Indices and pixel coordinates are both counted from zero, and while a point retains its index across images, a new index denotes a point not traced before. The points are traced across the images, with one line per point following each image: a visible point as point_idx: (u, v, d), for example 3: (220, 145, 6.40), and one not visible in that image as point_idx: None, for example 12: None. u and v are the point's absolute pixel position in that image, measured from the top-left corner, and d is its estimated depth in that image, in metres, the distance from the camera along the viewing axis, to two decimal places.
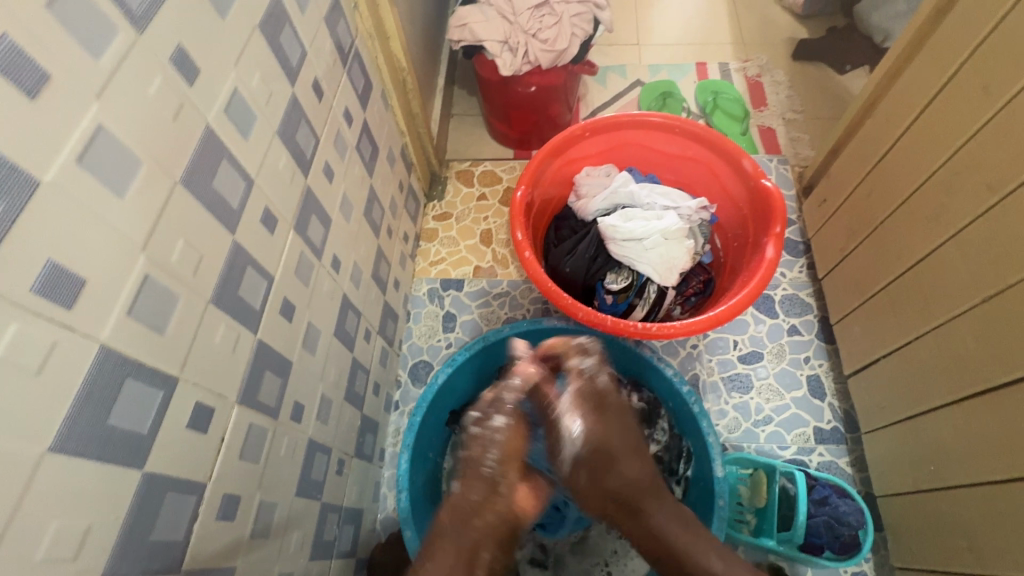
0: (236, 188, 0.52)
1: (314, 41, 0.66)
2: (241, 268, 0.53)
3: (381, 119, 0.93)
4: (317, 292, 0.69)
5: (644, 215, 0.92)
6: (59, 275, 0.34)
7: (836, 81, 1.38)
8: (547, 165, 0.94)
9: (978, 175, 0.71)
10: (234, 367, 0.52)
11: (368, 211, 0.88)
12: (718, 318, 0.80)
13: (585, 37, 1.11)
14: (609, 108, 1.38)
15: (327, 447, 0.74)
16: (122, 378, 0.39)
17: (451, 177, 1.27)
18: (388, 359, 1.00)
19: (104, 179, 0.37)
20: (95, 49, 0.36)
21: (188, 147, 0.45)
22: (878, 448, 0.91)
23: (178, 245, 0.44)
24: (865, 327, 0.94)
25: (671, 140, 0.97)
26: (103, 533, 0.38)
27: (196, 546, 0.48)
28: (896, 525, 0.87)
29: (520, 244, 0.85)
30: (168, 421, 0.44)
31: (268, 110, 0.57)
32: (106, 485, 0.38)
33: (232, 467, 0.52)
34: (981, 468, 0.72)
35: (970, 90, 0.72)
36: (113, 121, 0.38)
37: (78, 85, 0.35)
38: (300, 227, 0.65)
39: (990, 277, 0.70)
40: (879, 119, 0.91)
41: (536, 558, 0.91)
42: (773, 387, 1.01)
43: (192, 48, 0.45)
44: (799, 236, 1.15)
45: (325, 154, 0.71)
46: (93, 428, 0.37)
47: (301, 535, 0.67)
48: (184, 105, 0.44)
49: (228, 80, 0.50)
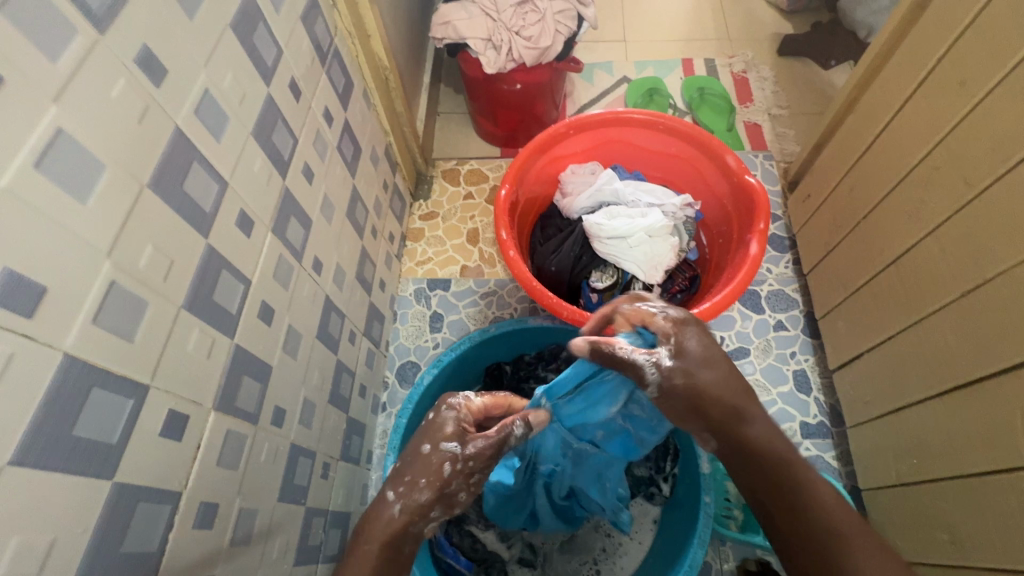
0: (208, 191, 0.51)
1: (290, 41, 0.65)
2: (216, 271, 0.52)
3: (363, 118, 0.91)
4: (297, 294, 0.69)
5: (629, 213, 0.92)
6: (17, 283, 0.33)
7: (820, 77, 1.39)
8: (532, 163, 0.94)
9: (955, 171, 0.72)
10: (209, 373, 0.51)
11: (351, 211, 0.87)
12: (704, 314, 0.80)
13: (569, 34, 1.10)
14: (596, 105, 1.38)
15: (310, 452, 0.74)
16: (89, 388, 0.38)
17: (437, 177, 1.26)
18: (374, 360, 0.99)
19: (62, 185, 0.36)
20: (50, 51, 0.35)
21: (155, 150, 0.44)
22: (862, 443, 0.92)
23: (147, 250, 0.43)
24: (849, 322, 0.95)
25: (656, 137, 0.96)
26: (69, 546, 0.37)
27: (171, 556, 0.47)
28: (880, 519, 0.88)
29: (504, 243, 0.85)
30: (139, 430, 0.43)
31: (241, 111, 0.56)
32: (72, 496, 0.37)
33: (209, 474, 0.52)
34: (963, 461, 0.73)
35: (945, 87, 0.73)
36: (74, 125, 0.37)
37: (34, 88, 0.34)
38: (278, 230, 0.64)
39: (969, 271, 0.71)
40: (859, 115, 0.92)
41: (524, 558, 0.89)
42: (760, 383, 1.01)
43: (158, 48, 0.44)
44: (784, 232, 1.15)
45: (304, 155, 0.70)
46: (57, 438, 0.36)
47: (284, 541, 0.66)
48: (150, 107, 0.43)
49: (198, 81, 0.49)
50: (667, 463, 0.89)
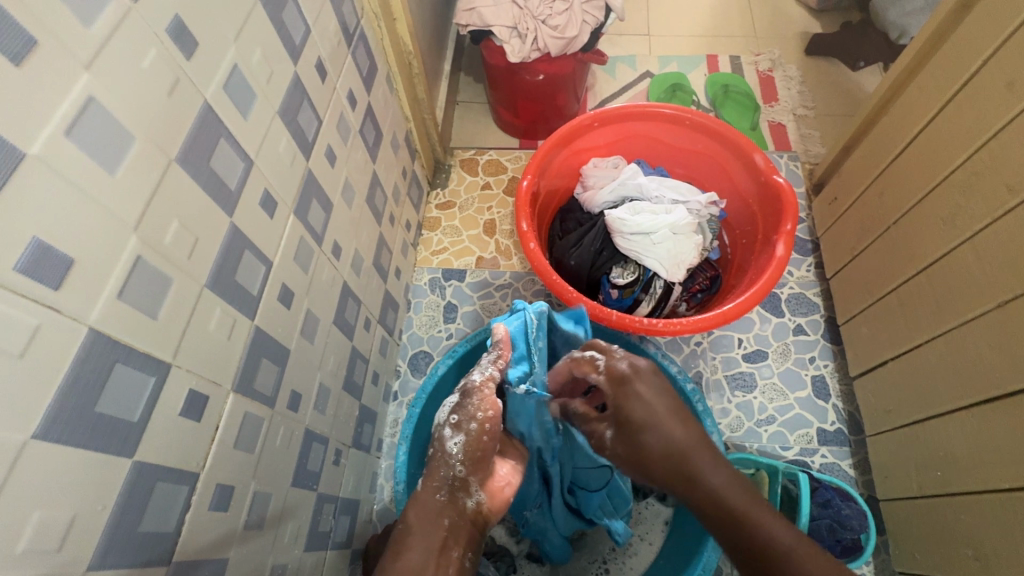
0: (234, 169, 0.50)
1: (318, 20, 0.64)
2: (238, 251, 0.51)
3: (385, 103, 0.90)
4: (316, 279, 0.68)
5: (652, 208, 0.90)
6: (44, 255, 0.33)
7: (849, 79, 1.35)
8: (554, 155, 0.92)
9: (998, 176, 0.69)
10: (229, 353, 0.50)
11: (371, 197, 0.86)
12: (727, 314, 0.78)
13: (596, 25, 1.08)
14: (617, 99, 1.36)
15: (324, 438, 0.73)
16: (112, 363, 0.38)
17: (455, 166, 1.25)
18: (388, 348, 0.98)
19: (92, 154, 0.35)
20: (85, 16, 0.34)
21: (183, 125, 0.43)
22: (882, 451, 0.90)
23: (172, 226, 0.42)
24: (873, 329, 0.93)
25: (680, 133, 0.95)
26: (88, 523, 0.37)
27: (187, 538, 0.46)
28: (898, 531, 0.87)
29: (525, 235, 0.83)
30: (160, 409, 0.42)
31: (268, 90, 0.54)
32: (92, 475, 0.37)
33: (226, 457, 0.51)
34: (989, 475, 0.71)
35: (991, 89, 0.70)
36: (104, 93, 0.36)
37: (66, 52, 0.33)
38: (300, 212, 0.63)
39: (1006, 281, 0.69)
40: (895, 116, 0.89)
41: (533, 553, 0.91)
42: (777, 387, 0.99)
43: (191, 19, 0.43)
44: (808, 234, 1.13)
45: (327, 137, 0.68)
46: (80, 414, 0.36)
47: (296, 526, 0.65)
48: (180, 80, 0.42)
49: (227, 56, 0.48)
50: None
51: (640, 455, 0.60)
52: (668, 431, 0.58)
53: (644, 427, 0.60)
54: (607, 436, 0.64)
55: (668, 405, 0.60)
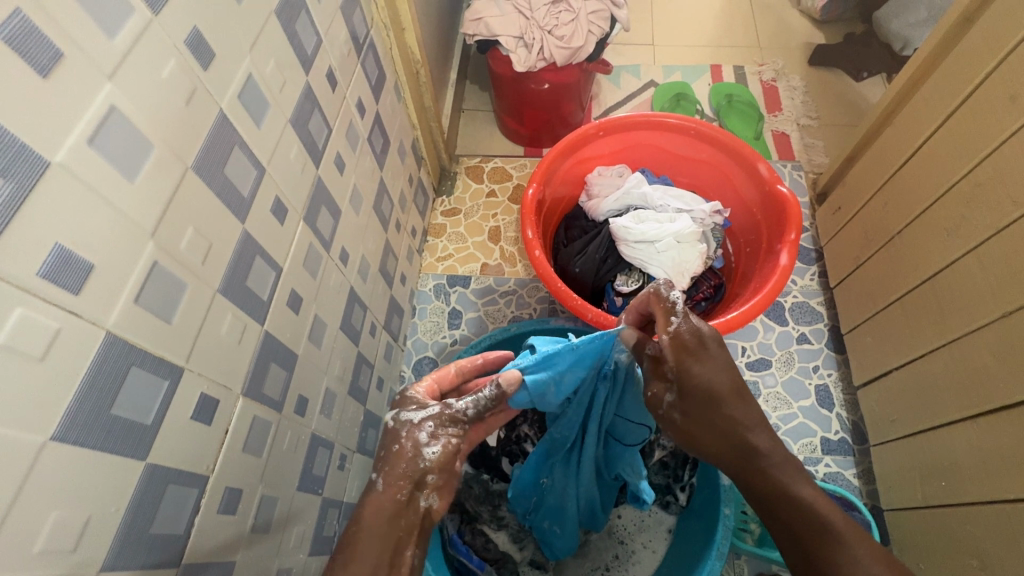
0: (247, 176, 0.51)
1: (329, 30, 0.65)
2: (250, 257, 0.52)
3: (393, 111, 0.91)
4: (324, 285, 0.69)
5: (657, 217, 0.91)
6: (65, 261, 0.33)
7: (852, 89, 1.36)
8: (560, 163, 0.93)
9: (1001, 188, 0.70)
10: (239, 358, 0.51)
11: (378, 203, 0.87)
12: (731, 323, 0.78)
13: (601, 35, 1.09)
14: (622, 108, 1.37)
15: (330, 442, 0.74)
16: (128, 367, 0.38)
17: (461, 173, 1.26)
18: (392, 354, 0.99)
19: (112, 162, 0.36)
20: (109, 29, 0.35)
21: (200, 134, 0.44)
22: (888, 461, 0.90)
23: (187, 232, 0.43)
24: (877, 338, 0.93)
25: (684, 142, 0.96)
26: (102, 525, 0.37)
27: (196, 540, 0.47)
28: (904, 542, 0.86)
29: (530, 243, 0.84)
30: (173, 412, 0.43)
31: (281, 99, 0.56)
32: (106, 477, 0.37)
33: (235, 459, 0.52)
34: (995, 488, 0.71)
35: (994, 101, 0.71)
36: (125, 103, 0.37)
37: (91, 64, 0.34)
38: (309, 218, 0.63)
39: (1010, 291, 0.69)
40: (899, 127, 0.90)
41: (536, 560, 0.90)
42: (781, 396, 1.00)
43: (208, 31, 0.44)
44: (812, 243, 1.13)
45: (336, 145, 0.69)
46: (95, 417, 0.36)
47: (301, 530, 0.66)
48: (197, 90, 0.43)
49: (243, 66, 0.49)
50: (685, 472, 0.88)
51: (693, 432, 0.58)
52: (726, 410, 0.56)
53: (707, 403, 0.57)
54: (665, 399, 0.60)
55: (729, 380, 0.57)
